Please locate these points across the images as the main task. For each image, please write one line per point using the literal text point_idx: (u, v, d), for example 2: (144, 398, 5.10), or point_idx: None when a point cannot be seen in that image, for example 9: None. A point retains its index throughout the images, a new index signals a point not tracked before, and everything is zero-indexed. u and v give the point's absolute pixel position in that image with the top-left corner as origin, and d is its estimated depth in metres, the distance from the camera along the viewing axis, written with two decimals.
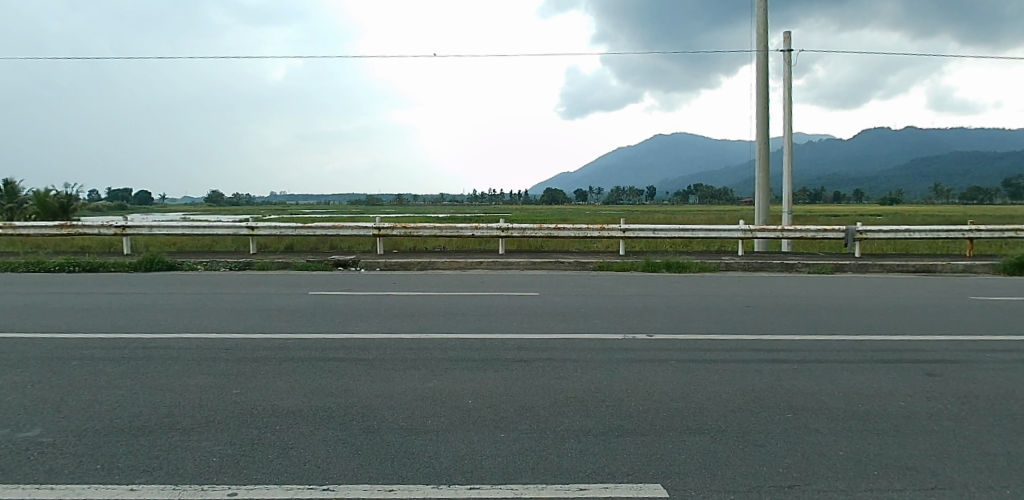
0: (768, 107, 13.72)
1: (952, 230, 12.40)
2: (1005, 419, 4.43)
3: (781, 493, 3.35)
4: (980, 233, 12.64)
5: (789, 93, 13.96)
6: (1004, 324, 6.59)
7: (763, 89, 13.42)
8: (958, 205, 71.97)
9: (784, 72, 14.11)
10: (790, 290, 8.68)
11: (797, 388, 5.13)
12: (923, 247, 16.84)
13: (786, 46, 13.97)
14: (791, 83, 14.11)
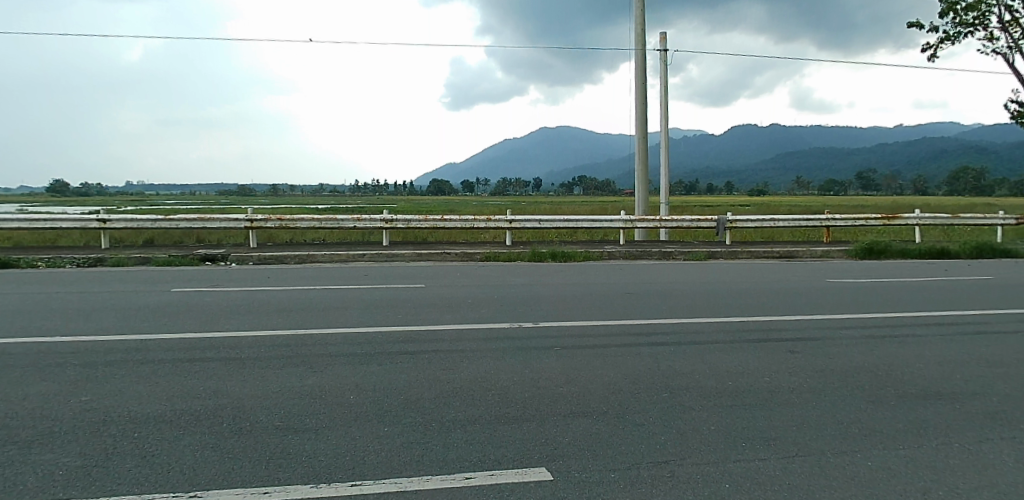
0: (646, 102, 14.47)
1: (811, 219, 13.83)
2: (846, 391, 5.09)
3: (658, 468, 3.61)
4: (835, 222, 14.22)
5: (664, 90, 14.81)
6: (847, 303, 7.49)
7: (641, 86, 14.13)
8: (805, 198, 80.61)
9: (660, 70, 14.92)
10: (664, 277, 9.26)
11: (672, 369, 5.52)
12: (786, 236, 18.63)
13: (661, 46, 14.81)
14: (665, 81, 14.95)
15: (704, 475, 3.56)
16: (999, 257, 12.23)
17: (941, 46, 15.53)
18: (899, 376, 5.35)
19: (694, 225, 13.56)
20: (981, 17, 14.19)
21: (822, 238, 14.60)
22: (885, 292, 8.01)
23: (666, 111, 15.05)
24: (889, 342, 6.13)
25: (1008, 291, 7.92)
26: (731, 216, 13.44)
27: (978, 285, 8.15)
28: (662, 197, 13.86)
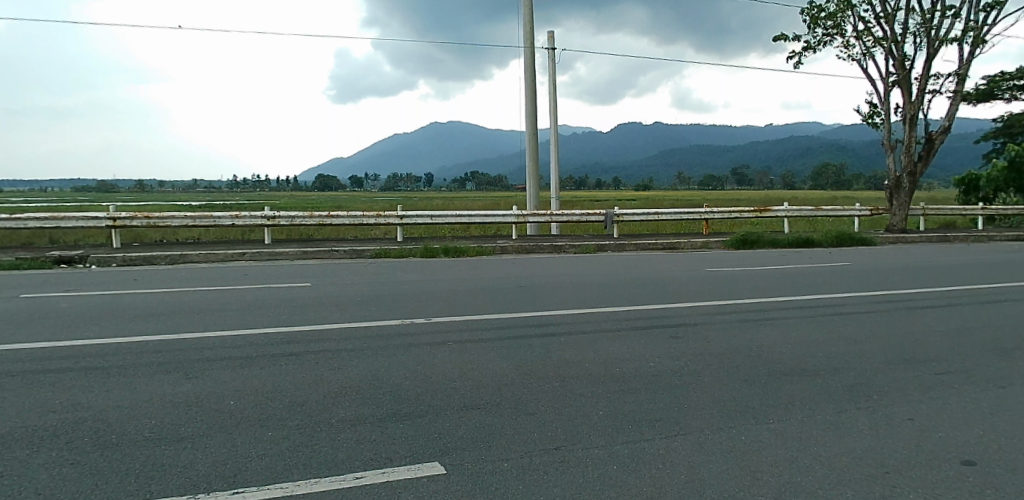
0: (535, 99, 14.78)
1: (690, 212, 14.81)
2: (716, 376, 5.54)
3: (549, 454, 3.74)
4: (713, 214, 15.28)
5: (553, 88, 15.21)
6: (721, 289, 8.12)
7: (531, 84, 14.43)
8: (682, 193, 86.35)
9: (548, 68, 15.32)
10: (556, 270, 9.54)
11: (563, 358, 5.73)
12: (669, 229, 19.81)
13: (550, 44, 15.19)
14: (554, 79, 15.35)
15: (592, 459, 3.74)
16: (859, 245, 13.75)
17: (806, 53, 17.21)
18: (762, 359, 5.90)
19: (583, 219, 14.08)
20: (840, 26, 15.81)
21: (703, 230, 15.63)
22: (754, 277, 8.76)
23: (554, 108, 15.47)
24: (755, 324, 6.73)
25: (859, 273, 8.87)
26: (617, 210, 14.09)
27: (829, 270, 9.14)
28: (552, 192, 14.26)
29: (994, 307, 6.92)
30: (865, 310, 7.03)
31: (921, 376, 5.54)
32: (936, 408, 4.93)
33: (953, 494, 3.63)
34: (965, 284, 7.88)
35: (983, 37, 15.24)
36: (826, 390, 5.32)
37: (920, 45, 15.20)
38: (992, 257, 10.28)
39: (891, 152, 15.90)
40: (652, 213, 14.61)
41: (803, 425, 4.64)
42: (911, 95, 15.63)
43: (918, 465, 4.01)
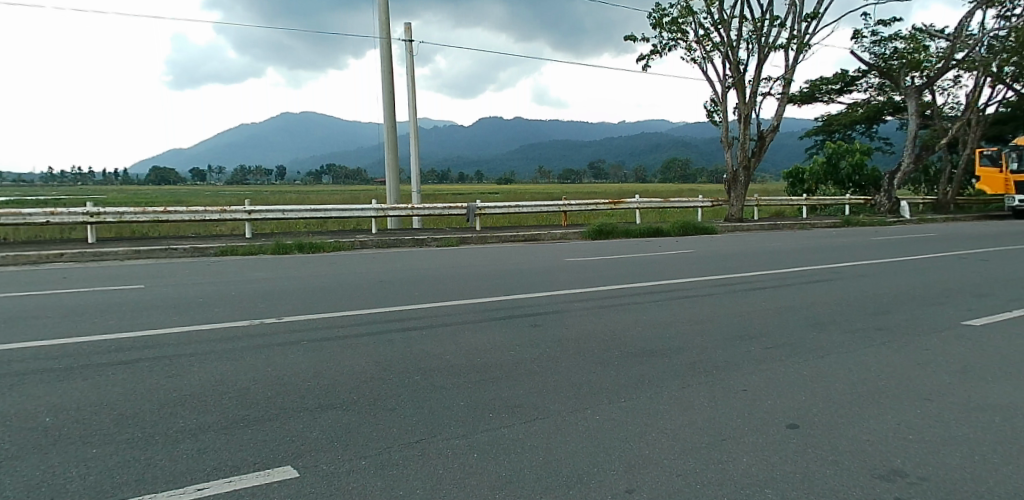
0: (393, 90, 14.49)
1: (549, 205, 15.34)
2: (573, 360, 5.81)
3: (411, 448, 3.69)
4: (572, 207, 15.94)
5: (411, 80, 15.03)
6: (580, 278, 8.48)
7: (389, 74, 14.11)
8: (541, 187, 89.54)
9: (405, 60, 15.17)
10: (415, 264, 9.43)
11: (424, 353, 5.69)
12: (532, 222, 20.39)
13: (406, 36, 14.99)
14: (411, 71, 15.20)
15: (454, 450, 3.74)
16: (702, 234, 15.07)
17: (654, 54, 18.48)
18: (615, 343, 6.28)
19: (446, 213, 14.05)
20: (684, 30, 17.14)
21: (562, 221, 16.27)
22: (609, 265, 9.29)
23: (413, 101, 15.28)
24: (608, 310, 7.13)
25: (697, 259, 9.70)
26: (479, 203, 14.23)
27: (675, 257, 9.92)
28: (413, 186, 14.07)
29: (812, 286, 7.89)
30: (705, 293, 7.72)
31: (751, 351, 6.18)
32: (762, 380, 5.55)
33: (776, 455, 4.11)
34: (786, 267, 8.92)
35: (803, 44, 17.27)
36: (670, 366, 5.78)
37: (752, 51, 16.91)
38: (805, 242, 11.74)
39: (727, 147, 17.53)
40: (512, 206, 14.93)
41: (650, 401, 5.01)
42: (744, 97, 17.35)
43: (749, 432, 4.50)
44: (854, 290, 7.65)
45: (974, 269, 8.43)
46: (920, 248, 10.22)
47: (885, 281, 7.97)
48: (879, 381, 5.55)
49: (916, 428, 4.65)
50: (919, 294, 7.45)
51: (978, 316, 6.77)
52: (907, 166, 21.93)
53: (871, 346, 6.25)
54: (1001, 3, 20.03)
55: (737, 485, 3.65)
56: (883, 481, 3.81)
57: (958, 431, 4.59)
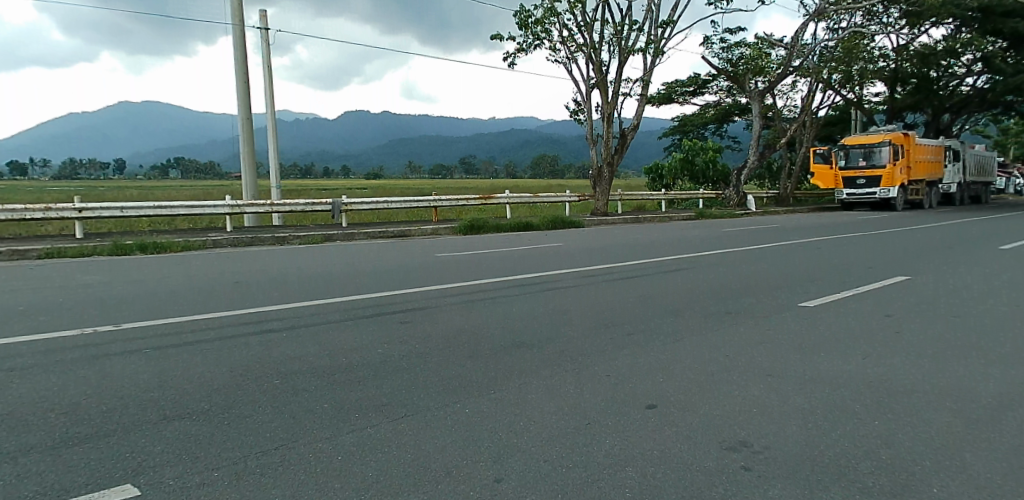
0: (247, 80, 13.82)
1: (420, 201, 15.31)
2: (442, 355, 5.81)
3: (266, 455, 3.63)
4: (442, 202, 16.06)
5: (268, 71, 14.45)
6: (450, 272, 8.50)
7: (243, 63, 13.44)
8: (421, 181, 88.86)
9: (263, 50, 14.57)
10: (276, 263, 9.05)
11: (286, 354, 5.49)
12: (403, 217, 20.29)
13: (262, 24, 14.33)
14: (270, 62, 14.65)
15: (315, 453, 3.71)
16: (570, 227, 15.62)
17: (520, 53, 18.91)
18: (485, 336, 6.34)
19: (308, 209, 13.66)
20: (548, 31, 17.72)
21: (432, 217, 16.34)
22: (480, 260, 9.38)
23: (271, 92, 14.66)
24: (483, 303, 7.22)
25: (565, 252, 10.02)
26: (345, 199, 13.91)
27: (542, 251, 10.19)
28: (272, 180, 13.56)
29: (673, 274, 8.42)
30: (573, 284, 8.00)
31: (617, 336, 6.49)
32: (625, 365, 5.83)
33: (637, 435, 4.36)
34: (646, 258, 9.44)
35: (660, 49, 18.42)
36: (539, 356, 5.93)
37: (613, 54, 17.76)
38: (662, 234, 12.49)
39: (593, 143, 18.47)
40: (381, 201, 14.65)
41: (518, 390, 5.11)
42: (607, 96, 18.18)
43: (614, 414, 4.72)
44: (708, 277, 8.26)
45: (806, 254, 9.41)
46: (760, 238, 11.21)
47: (736, 268, 8.66)
48: (729, 359, 6.03)
49: (760, 401, 5.11)
50: (765, 279, 8.16)
51: (811, 298, 7.49)
52: (751, 162, 24.12)
53: (724, 327, 6.77)
54: (830, 18, 22.51)
55: (602, 465, 3.85)
56: (731, 451, 4.17)
57: (795, 402, 5.12)
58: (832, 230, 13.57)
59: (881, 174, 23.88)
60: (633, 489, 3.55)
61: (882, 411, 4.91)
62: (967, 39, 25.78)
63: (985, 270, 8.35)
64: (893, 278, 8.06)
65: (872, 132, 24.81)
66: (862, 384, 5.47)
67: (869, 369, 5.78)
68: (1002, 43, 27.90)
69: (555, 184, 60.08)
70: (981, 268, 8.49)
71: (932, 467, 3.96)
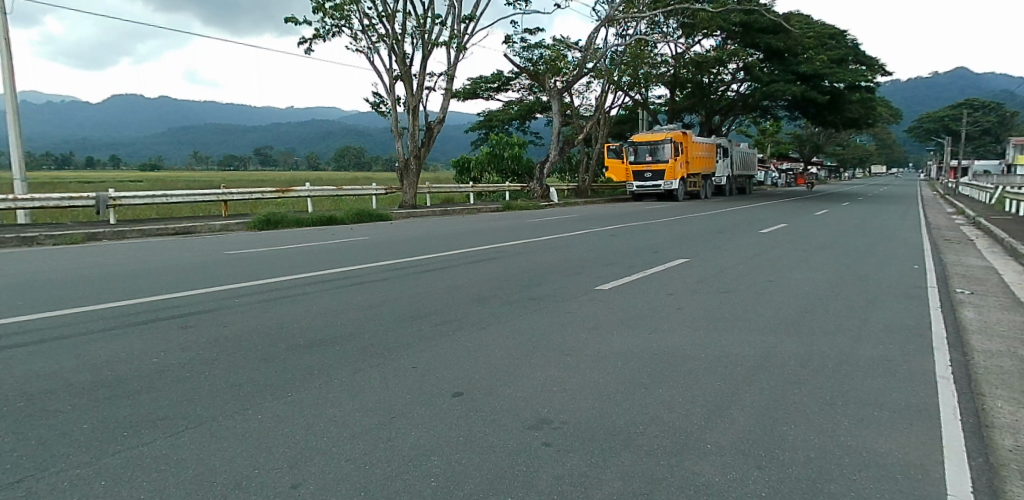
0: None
1: (207, 194, 14.37)
2: (231, 359, 5.42)
3: (9, 490, 3.18)
4: (233, 195, 15.21)
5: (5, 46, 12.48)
6: (245, 271, 7.96)
7: None
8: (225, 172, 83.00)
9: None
10: (23, 267, 7.86)
11: (33, 371, 4.80)
12: (186, 211, 18.81)
13: None
14: (8, 36, 12.64)
15: (71, 482, 3.30)
16: (376, 221, 15.59)
17: (318, 38, 18.33)
18: (284, 335, 6.04)
19: (63, 204, 12.21)
20: (347, 18, 17.40)
21: (221, 211, 15.34)
22: (278, 257, 8.89)
23: (9, 70, 12.67)
24: (284, 301, 6.90)
25: (369, 245, 9.92)
26: (113, 193, 12.58)
27: (344, 245, 9.96)
28: (14, 172, 11.98)
29: (480, 264, 8.68)
30: (378, 278, 7.89)
31: (424, 328, 6.52)
32: (429, 355, 5.86)
33: (442, 423, 4.42)
34: (453, 249, 9.60)
35: (463, 45, 19.06)
36: (340, 353, 5.75)
37: (417, 46, 17.94)
38: (461, 226, 12.87)
39: (398, 136, 18.54)
40: (158, 194, 13.45)
41: (317, 389, 4.93)
42: (412, 88, 18.35)
43: (418, 405, 4.73)
44: (512, 266, 8.61)
45: (601, 242, 10.21)
46: (558, 228, 11.96)
47: (539, 256, 9.16)
48: (530, 342, 6.32)
49: (559, 380, 5.44)
50: (567, 265, 8.72)
51: (606, 281, 8.10)
52: (552, 157, 25.55)
53: (529, 312, 7.09)
54: (619, 24, 24.64)
55: (406, 457, 3.86)
56: (532, 430, 4.40)
57: (590, 377, 5.54)
58: (619, 219, 14.96)
59: (664, 167, 26.75)
60: (438, 478, 3.62)
61: (664, 382, 5.50)
62: (732, 50, 29.78)
63: (747, 250, 9.74)
64: (676, 260, 9.05)
65: (657, 130, 27.56)
66: (649, 358, 6.06)
67: (654, 343, 6.40)
68: (759, 55, 32.58)
69: (360, 176, 58.09)
70: (744, 249, 9.81)
71: (704, 431, 4.54)
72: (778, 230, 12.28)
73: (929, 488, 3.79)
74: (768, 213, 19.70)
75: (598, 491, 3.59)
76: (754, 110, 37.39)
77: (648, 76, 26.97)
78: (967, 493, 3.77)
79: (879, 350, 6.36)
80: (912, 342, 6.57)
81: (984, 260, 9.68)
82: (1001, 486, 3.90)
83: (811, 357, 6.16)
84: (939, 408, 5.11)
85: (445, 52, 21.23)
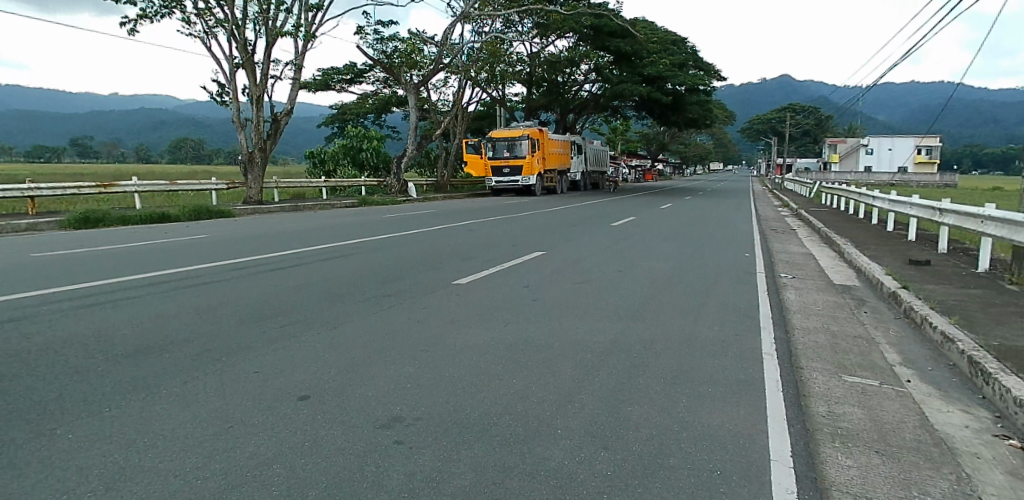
0: None
1: (9, 190, 12.94)
2: (35, 375, 4.80)
3: None
4: (42, 191, 13.77)
5: None
6: (60, 277, 7.14)
7: None
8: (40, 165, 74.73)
9: None
10: None
11: None
12: None
13: None
14: None
15: None
16: (217, 217, 14.79)
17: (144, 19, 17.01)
18: (107, 345, 5.47)
19: None
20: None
21: (27, 210, 13.80)
22: (98, 260, 8.03)
23: None
24: (111, 308, 6.27)
25: (207, 245, 9.31)
26: None
27: (176, 244, 9.29)
28: None
29: (332, 261, 8.44)
30: (216, 279, 7.39)
31: (268, 329, 6.16)
32: (272, 357, 5.56)
33: (286, 429, 4.19)
34: (300, 247, 9.25)
35: (310, 34, 18.60)
36: (170, 361, 5.29)
37: (260, 33, 17.24)
38: (304, 223, 12.45)
39: (241, 127, 17.87)
40: None
41: (142, 401, 4.49)
42: (256, 78, 17.70)
43: (257, 413, 4.43)
44: (369, 263, 8.44)
45: (458, 237, 10.30)
46: (410, 224, 11.92)
47: (396, 252, 9.06)
48: (383, 339, 6.14)
49: (411, 376, 5.34)
50: (426, 260, 8.69)
51: (463, 275, 8.15)
52: (410, 153, 25.61)
53: (385, 307, 6.95)
54: (474, 21, 25.19)
55: (243, 468, 3.60)
56: (384, 429, 4.28)
57: (442, 370, 5.50)
58: (471, 213, 15.21)
59: (522, 163, 27.56)
60: (280, 486, 3.41)
61: (517, 372, 5.57)
62: (583, 52, 31.62)
63: (602, 243, 10.19)
64: (532, 253, 9.28)
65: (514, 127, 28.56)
66: (504, 348, 6.13)
67: (509, 334, 6.50)
68: (609, 57, 34.25)
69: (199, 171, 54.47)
70: (597, 242, 10.29)
71: (555, 417, 4.62)
72: (628, 223, 13.02)
73: (755, 454, 4.09)
74: (617, 207, 21.00)
75: (447, 485, 3.53)
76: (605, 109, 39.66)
77: (504, 74, 27.71)
78: (786, 456, 4.09)
79: (717, 331, 6.87)
80: (744, 322, 7.16)
81: (804, 248, 10.84)
82: (815, 448, 4.26)
83: (656, 341, 6.52)
84: (765, 381, 5.58)
85: (293, 41, 20.56)
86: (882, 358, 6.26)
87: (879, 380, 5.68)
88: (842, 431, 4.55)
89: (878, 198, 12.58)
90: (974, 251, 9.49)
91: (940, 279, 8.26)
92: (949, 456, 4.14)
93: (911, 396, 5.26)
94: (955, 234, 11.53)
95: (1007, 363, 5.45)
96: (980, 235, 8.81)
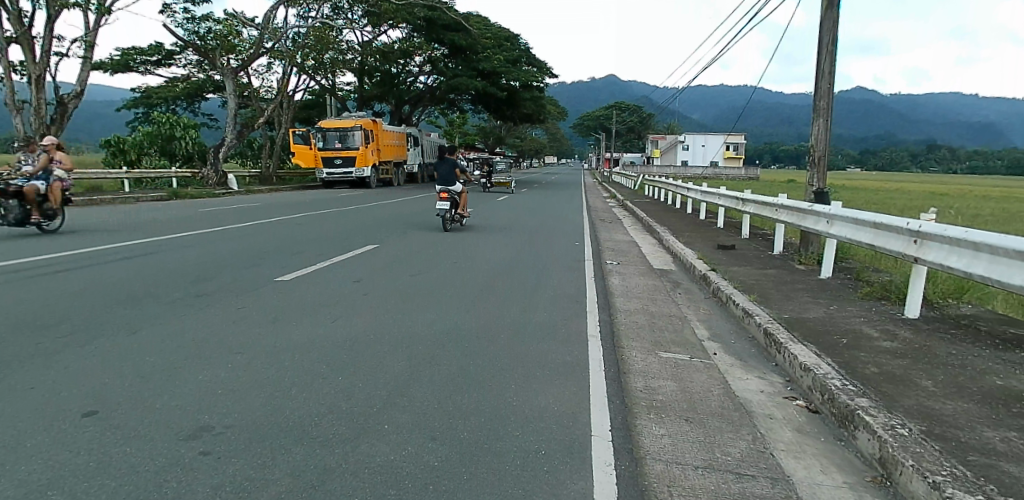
0: None
1: None
2: None
3: None
4: None
5: None
6: None
7: None
8: None
9: None
10: None
11: None
12: None
13: None
14: None
15: None
16: None
17: None
18: None
19: None
20: None
21: None
22: None
23: None
24: None
25: None
26: None
27: None
28: None
29: (133, 263, 7.69)
30: None
31: (51, 339, 5.44)
32: (50, 369, 4.90)
33: (64, 449, 3.72)
34: (86, 248, 8.32)
35: (105, 7, 16.80)
36: None
37: (39, 4, 15.24)
38: (81, 222, 11.10)
39: (16, 111, 15.79)
40: None
41: None
42: (34, 56, 15.72)
43: (30, 434, 3.89)
44: (176, 263, 7.81)
45: (277, 235, 9.81)
46: (218, 221, 11.15)
47: (207, 252, 8.44)
48: (197, 342, 5.69)
49: (225, 380, 4.98)
50: (245, 259, 8.22)
51: (287, 273, 7.79)
52: (230, 142, 24.23)
53: (195, 309, 6.44)
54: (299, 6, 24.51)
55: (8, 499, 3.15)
56: (189, 440, 3.93)
57: (262, 371, 5.21)
58: (286, 208, 14.58)
59: (355, 154, 27.11)
60: None
61: (344, 367, 5.41)
62: (416, 44, 31.81)
63: (437, 237, 10.24)
64: (366, 248, 9.16)
65: (345, 118, 27.76)
66: (329, 345, 5.91)
67: (338, 330, 6.30)
68: (443, 50, 35.01)
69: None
70: (424, 235, 10.33)
71: (383, 412, 4.54)
72: (460, 216, 13.17)
73: (576, 431, 4.29)
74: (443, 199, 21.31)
75: (261, 494, 3.34)
76: (442, 102, 40.06)
77: (335, 62, 27.00)
78: (605, 431, 4.33)
79: (546, 317, 7.16)
80: (573, 307, 7.53)
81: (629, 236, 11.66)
82: (631, 421, 4.56)
83: (488, 328, 6.66)
84: (590, 362, 5.90)
85: (86, 17, 18.43)
86: (694, 334, 6.89)
87: (689, 355, 6.24)
88: (656, 403, 4.92)
89: (692, 190, 13.85)
90: (770, 236, 10.79)
91: (742, 261, 9.25)
92: (747, 419, 4.60)
93: (715, 368, 5.82)
94: (755, 221, 13.02)
95: (793, 332, 6.21)
96: (775, 221, 10.01)
